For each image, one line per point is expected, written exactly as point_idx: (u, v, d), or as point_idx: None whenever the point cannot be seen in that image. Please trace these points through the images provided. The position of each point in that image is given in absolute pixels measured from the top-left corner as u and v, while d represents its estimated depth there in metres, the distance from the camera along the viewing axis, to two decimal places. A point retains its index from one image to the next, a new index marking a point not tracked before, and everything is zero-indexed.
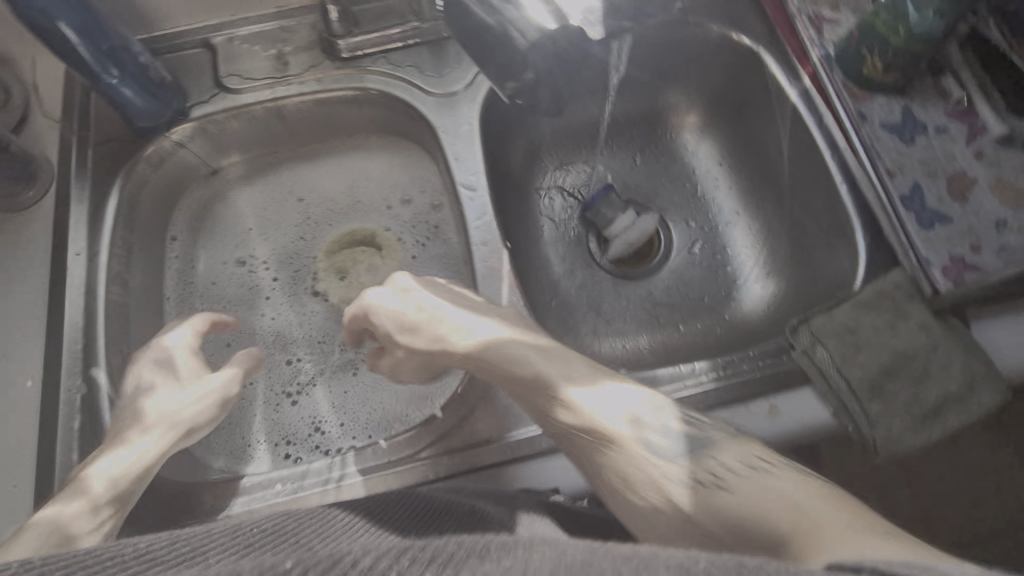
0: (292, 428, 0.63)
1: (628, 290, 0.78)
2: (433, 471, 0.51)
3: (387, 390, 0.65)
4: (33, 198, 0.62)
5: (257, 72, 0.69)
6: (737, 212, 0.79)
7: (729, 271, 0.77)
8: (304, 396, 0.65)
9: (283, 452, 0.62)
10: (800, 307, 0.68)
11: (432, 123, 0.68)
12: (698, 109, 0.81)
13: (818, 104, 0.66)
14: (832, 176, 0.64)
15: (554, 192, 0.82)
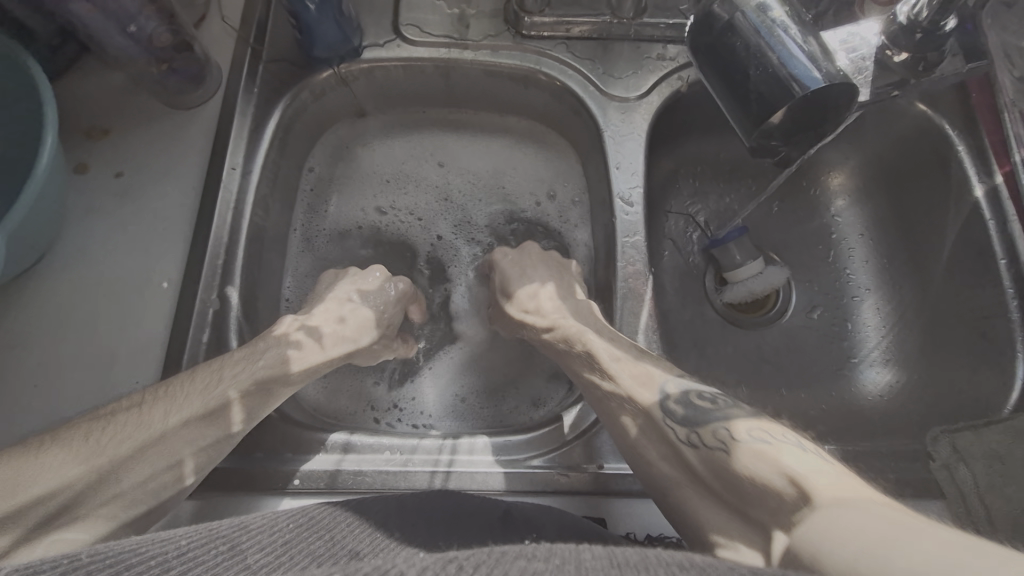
0: (398, 393, 0.65)
1: (735, 337, 0.75)
2: (535, 481, 0.51)
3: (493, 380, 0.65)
4: (200, 101, 0.62)
5: (435, 27, 0.67)
6: (870, 288, 0.75)
7: (845, 348, 0.73)
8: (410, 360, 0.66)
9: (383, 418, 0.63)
10: (923, 409, 0.64)
11: (598, 124, 0.66)
12: (855, 172, 0.76)
13: (1005, 207, 0.61)
14: (1002, 287, 0.60)
15: (683, 218, 0.79)
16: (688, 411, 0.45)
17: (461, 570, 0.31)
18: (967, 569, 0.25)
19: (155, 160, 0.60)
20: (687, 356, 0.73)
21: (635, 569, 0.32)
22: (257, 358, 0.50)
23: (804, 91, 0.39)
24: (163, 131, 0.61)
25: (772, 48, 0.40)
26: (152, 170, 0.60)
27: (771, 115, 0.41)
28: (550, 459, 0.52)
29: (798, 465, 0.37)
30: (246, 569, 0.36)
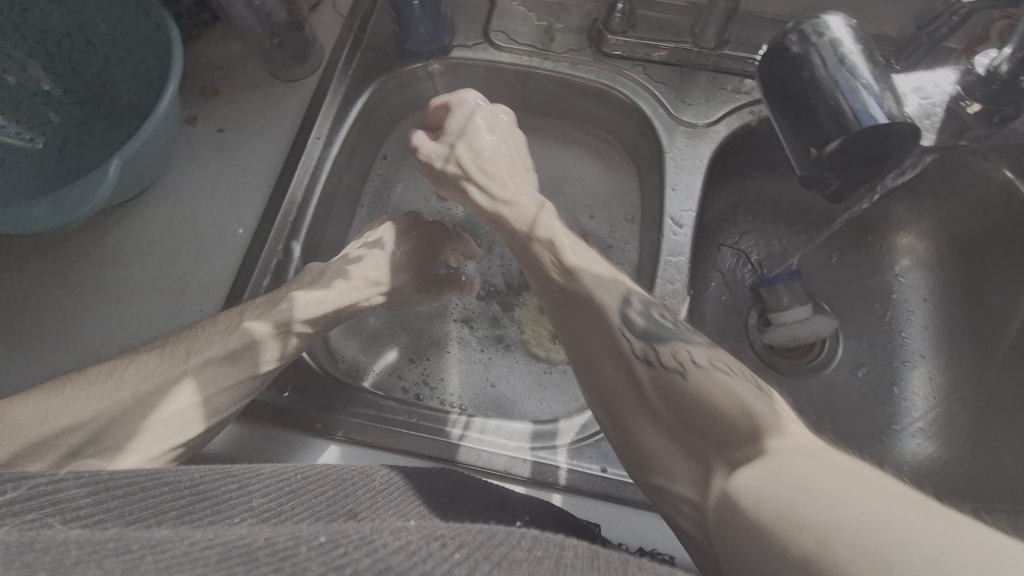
0: (424, 370, 0.67)
1: (771, 380, 0.73)
2: (547, 474, 0.52)
3: (520, 375, 0.66)
4: (301, 76, 0.69)
5: (522, 36, 0.72)
6: (925, 355, 0.71)
7: (888, 412, 0.69)
8: (444, 342, 0.68)
9: (411, 392, 0.65)
10: (964, 489, 0.60)
11: (662, 146, 0.67)
12: (927, 233, 0.74)
13: None
14: None
15: (735, 253, 0.78)
16: (648, 325, 0.47)
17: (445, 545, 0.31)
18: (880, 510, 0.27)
19: (254, 121, 0.67)
20: None
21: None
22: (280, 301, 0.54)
23: (861, 126, 0.41)
24: (265, 98, 0.68)
25: (834, 82, 0.42)
26: (250, 130, 0.67)
27: (830, 144, 0.43)
28: (563, 455, 0.52)
29: (755, 401, 0.39)
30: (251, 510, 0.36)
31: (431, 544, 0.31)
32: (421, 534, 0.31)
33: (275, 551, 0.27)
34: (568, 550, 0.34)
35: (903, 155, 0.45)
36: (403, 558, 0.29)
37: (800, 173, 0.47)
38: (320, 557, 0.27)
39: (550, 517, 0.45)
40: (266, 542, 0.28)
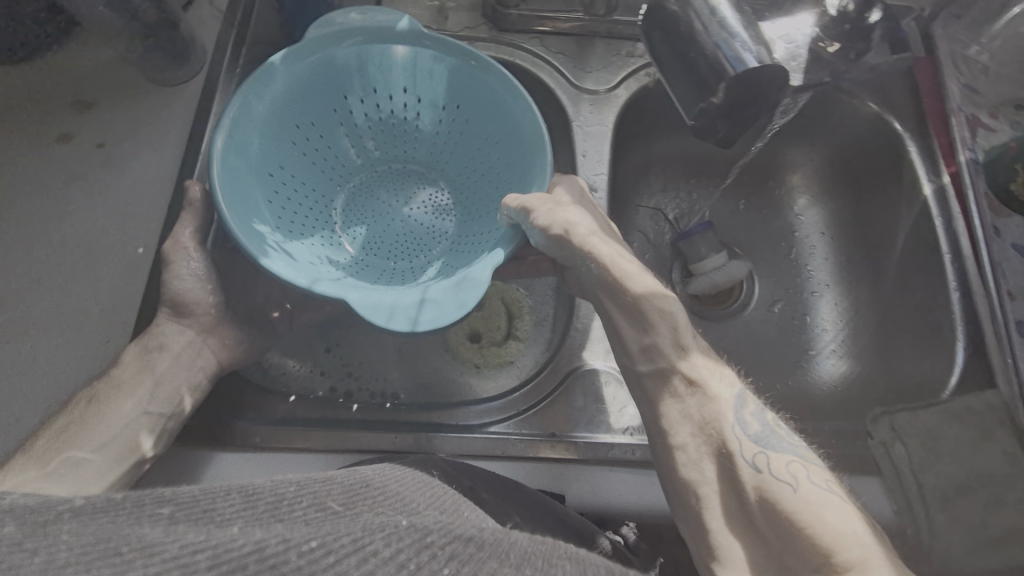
0: (349, 361, 0.64)
1: (699, 328, 0.77)
2: (501, 444, 0.55)
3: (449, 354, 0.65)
4: (184, 78, 0.64)
5: (417, 18, 0.70)
6: (828, 284, 0.77)
7: (804, 340, 0.75)
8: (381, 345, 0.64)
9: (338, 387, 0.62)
10: (867, 397, 0.67)
11: (568, 114, 0.68)
12: (816, 172, 0.80)
13: (951, 204, 0.64)
14: (946, 281, 0.62)
15: (653, 213, 0.82)
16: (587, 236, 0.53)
17: (435, 557, 0.32)
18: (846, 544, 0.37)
19: (140, 132, 0.63)
20: None
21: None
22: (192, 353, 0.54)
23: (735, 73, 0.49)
24: (150, 106, 0.64)
25: (710, 36, 0.49)
26: (138, 141, 0.63)
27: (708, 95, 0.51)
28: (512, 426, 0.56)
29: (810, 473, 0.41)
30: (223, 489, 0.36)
31: (420, 555, 0.32)
32: (413, 540, 0.33)
33: (264, 557, 0.28)
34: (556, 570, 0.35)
35: (771, 80, 0.50)
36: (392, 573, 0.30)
37: (691, 122, 0.54)
38: (312, 564, 0.28)
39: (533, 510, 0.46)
40: (252, 549, 0.28)
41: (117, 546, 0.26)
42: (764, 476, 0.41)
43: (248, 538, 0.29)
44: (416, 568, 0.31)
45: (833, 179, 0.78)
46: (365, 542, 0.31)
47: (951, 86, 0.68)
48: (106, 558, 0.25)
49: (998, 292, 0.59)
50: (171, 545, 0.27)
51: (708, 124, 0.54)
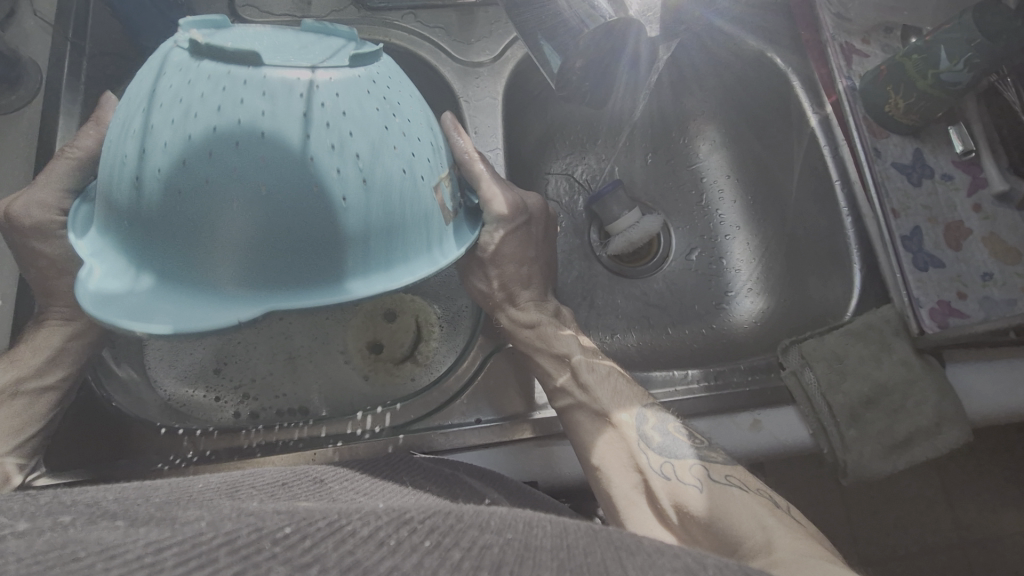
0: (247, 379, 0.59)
1: (622, 287, 0.78)
2: (428, 441, 0.53)
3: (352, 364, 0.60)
4: (19, 103, 0.57)
5: (277, 7, 0.65)
6: (737, 225, 0.79)
7: (722, 282, 0.77)
8: (262, 353, 0.60)
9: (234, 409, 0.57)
10: (783, 329, 0.70)
11: (454, 91, 0.66)
12: (713, 117, 0.81)
13: (835, 133, 0.66)
14: (839, 207, 0.65)
15: (564, 178, 0.81)
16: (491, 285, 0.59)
17: (414, 531, 0.31)
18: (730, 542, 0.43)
19: None
20: (576, 309, 0.76)
21: (582, 550, 0.32)
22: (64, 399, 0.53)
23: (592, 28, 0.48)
24: None
25: None
26: None
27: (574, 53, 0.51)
28: (436, 421, 0.54)
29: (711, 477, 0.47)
30: (214, 484, 0.41)
31: (400, 531, 0.31)
32: (391, 519, 0.32)
33: (237, 549, 0.28)
34: (537, 529, 0.35)
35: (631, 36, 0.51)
36: (371, 551, 0.29)
37: (557, 87, 0.56)
38: (287, 552, 0.28)
39: (501, 485, 0.47)
40: (224, 540, 0.28)
41: (75, 552, 0.26)
42: (683, 490, 0.47)
43: (216, 529, 0.29)
44: (397, 542, 0.30)
45: (729, 122, 0.79)
46: (341, 524, 0.31)
47: (824, 16, 0.69)
48: (66, 563, 0.26)
49: (884, 212, 0.61)
50: (138, 542, 0.27)
51: (573, 87, 0.56)
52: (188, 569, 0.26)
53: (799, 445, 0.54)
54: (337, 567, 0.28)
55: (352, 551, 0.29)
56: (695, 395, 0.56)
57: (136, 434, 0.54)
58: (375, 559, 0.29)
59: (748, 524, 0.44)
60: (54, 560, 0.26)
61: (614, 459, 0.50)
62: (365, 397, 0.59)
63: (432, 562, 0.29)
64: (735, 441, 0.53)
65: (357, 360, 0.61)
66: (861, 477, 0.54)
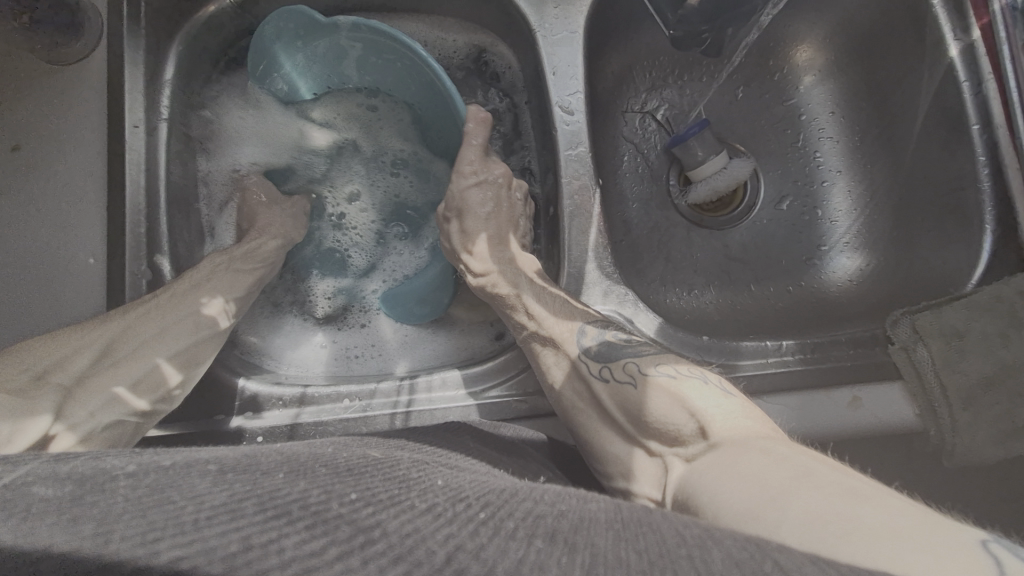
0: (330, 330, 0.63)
1: (701, 238, 0.72)
2: (503, 407, 0.53)
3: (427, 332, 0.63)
4: (83, 52, 0.55)
5: None
6: (839, 170, 0.70)
7: (815, 234, 0.70)
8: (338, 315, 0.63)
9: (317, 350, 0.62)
10: (890, 292, 0.63)
11: (530, 26, 0.58)
12: (823, 39, 0.69)
13: (981, 65, 0.55)
14: (974, 155, 0.56)
15: (642, 117, 0.74)
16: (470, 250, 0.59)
17: (470, 505, 0.29)
18: (761, 512, 0.29)
19: (53, 126, 0.56)
20: (653, 263, 0.71)
21: (640, 522, 0.28)
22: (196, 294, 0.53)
23: None
24: (54, 93, 0.56)
25: None
26: (52, 137, 0.55)
27: None
28: (501, 390, 0.54)
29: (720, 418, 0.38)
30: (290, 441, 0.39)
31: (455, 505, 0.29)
32: (447, 496, 0.30)
33: (307, 506, 0.27)
34: (590, 503, 0.31)
35: None
36: (426, 519, 0.27)
37: None
38: (351, 511, 0.27)
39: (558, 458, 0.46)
40: (297, 496, 0.27)
41: (107, 535, 0.25)
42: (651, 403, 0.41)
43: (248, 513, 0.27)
44: (453, 514, 0.28)
45: (843, 49, 0.68)
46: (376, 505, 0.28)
47: None
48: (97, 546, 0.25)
49: None
50: (171, 498, 0.27)
51: None
52: (269, 518, 0.26)
53: (903, 424, 0.49)
54: (397, 533, 0.26)
55: (412, 519, 0.27)
56: (789, 368, 0.53)
57: (214, 395, 0.55)
58: (432, 529, 0.26)
59: (677, 408, 0.40)
60: (94, 537, 0.25)
61: (569, 398, 0.47)
62: (439, 356, 0.61)
63: (487, 530, 0.27)
64: (830, 418, 0.50)
65: (429, 323, 0.63)
66: (966, 463, 0.50)
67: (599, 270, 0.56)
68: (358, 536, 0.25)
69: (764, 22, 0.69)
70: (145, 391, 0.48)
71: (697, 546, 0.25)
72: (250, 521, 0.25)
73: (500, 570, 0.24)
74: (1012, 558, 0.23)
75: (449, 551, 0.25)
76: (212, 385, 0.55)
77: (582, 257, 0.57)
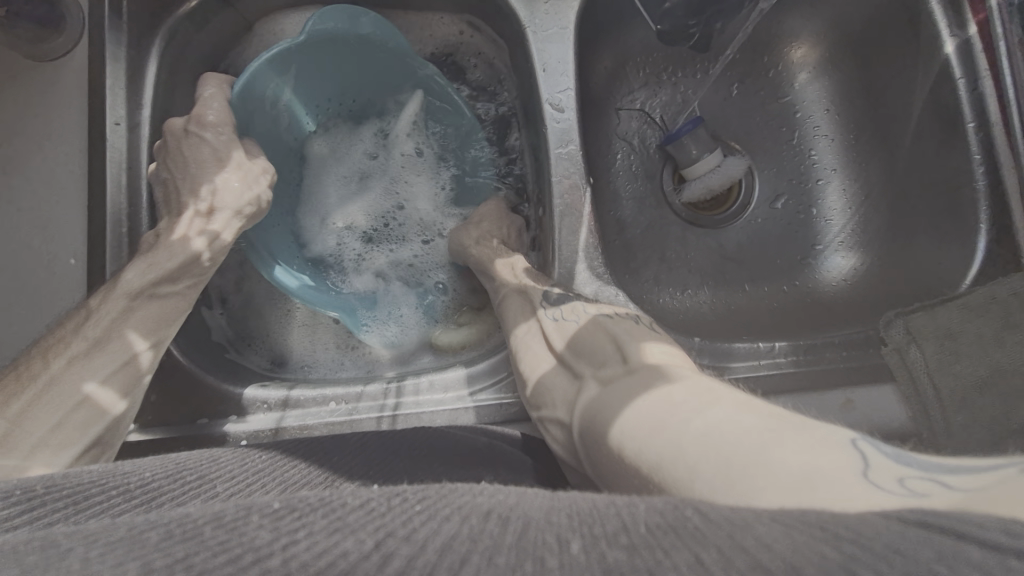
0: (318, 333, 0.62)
1: (695, 237, 0.72)
2: (492, 410, 0.52)
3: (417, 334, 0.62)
4: (63, 47, 0.55)
5: None
6: (834, 168, 0.69)
7: (810, 233, 0.69)
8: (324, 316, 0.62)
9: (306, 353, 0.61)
10: (885, 292, 0.62)
11: (520, 21, 0.57)
12: (818, 35, 0.68)
13: (977, 61, 0.54)
14: (969, 153, 0.55)
15: (636, 114, 0.73)
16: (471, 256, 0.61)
17: (406, 499, 0.28)
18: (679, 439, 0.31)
19: (30, 124, 0.54)
20: (646, 262, 0.70)
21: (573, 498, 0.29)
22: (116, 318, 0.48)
23: None
24: (32, 89, 0.54)
25: None
26: (30, 135, 0.54)
27: None
28: (490, 393, 0.53)
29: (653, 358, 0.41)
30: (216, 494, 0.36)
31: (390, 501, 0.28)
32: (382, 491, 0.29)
33: (223, 525, 0.26)
34: (534, 492, 0.31)
35: None
36: (361, 514, 0.26)
37: None
38: (271, 521, 0.26)
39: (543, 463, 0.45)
40: (207, 519, 0.26)
41: (64, 554, 0.24)
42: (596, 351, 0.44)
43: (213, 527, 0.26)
44: (389, 507, 0.27)
45: (838, 45, 0.67)
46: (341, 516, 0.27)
47: None
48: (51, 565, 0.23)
49: None
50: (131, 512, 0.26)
51: None
52: (173, 541, 0.24)
53: (897, 427, 0.49)
54: (322, 527, 0.25)
55: (343, 517, 0.26)
56: (781, 370, 0.53)
57: (199, 398, 0.54)
58: (364, 520, 0.26)
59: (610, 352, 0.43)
60: (41, 557, 0.24)
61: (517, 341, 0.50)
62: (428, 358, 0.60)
63: (420, 521, 0.26)
64: (822, 421, 0.49)
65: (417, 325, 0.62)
66: None
67: (590, 270, 0.55)
68: (278, 539, 0.24)
69: (755, 19, 0.68)
70: (107, 398, 0.47)
71: (627, 506, 0.26)
72: (153, 549, 0.24)
73: (429, 551, 0.23)
74: (874, 454, 0.27)
75: (376, 539, 0.24)
76: (197, 388, 0.54)
77: (573, 257, 0.56)
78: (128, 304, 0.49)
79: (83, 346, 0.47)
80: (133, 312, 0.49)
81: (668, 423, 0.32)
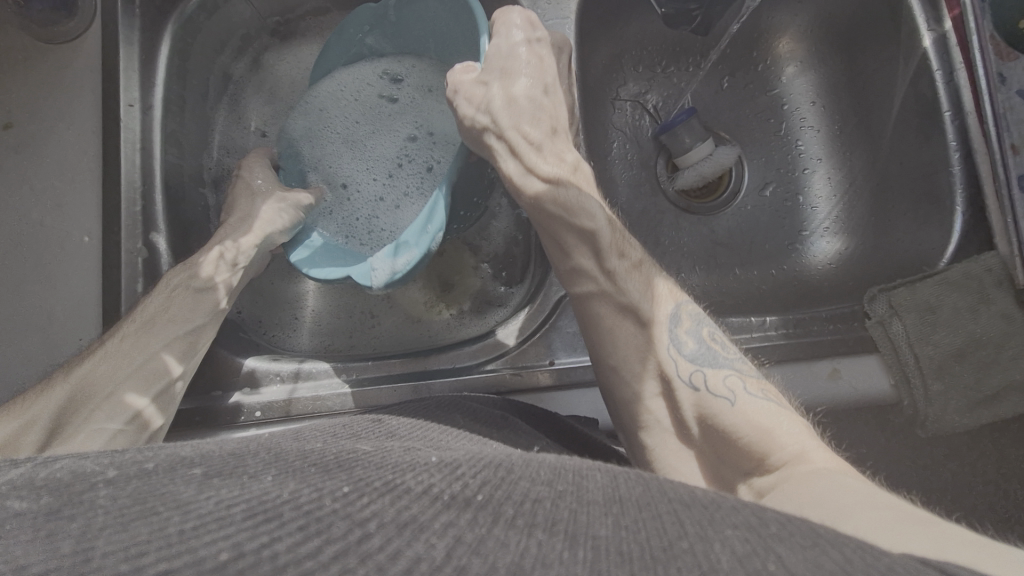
0: (325, 311, 0.63)
1: (691, 224, 0.74)
2: (499, 381, 0.54)
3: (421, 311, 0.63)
4: (77, 30, 0.56)
5: None
6: (819, 157, 0.73)
7: (798, 219, 0.72)
8: (327, 295, 0.64)
9: (311, 331, 0.63)
10: (868, 272, 0.66)
11: (523, 11, 0.60)
12: (802, 30, 0.72)
13: (953, 55, 0.58)
14: (946, 141, 0.59)
15: (631, 104, 0.75)
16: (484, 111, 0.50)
17: (467, 486, 0.28)
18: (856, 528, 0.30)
19: (48, 106, 0.55)
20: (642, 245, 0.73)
21: (639, 504, 0.28)
22: (170, 303, 0.51)
23: None
24: (48, 72, 0.56)
25: None
26: (46, 117, 0.55)
27: None
28: (495, 364, 0.55)
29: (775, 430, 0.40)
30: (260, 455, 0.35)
31: (454, 486, 0.27)
32: (443, 475, 0.28)
33: (300, 506, 0.25)
34: (587, 479, 0.30)
35: None
36: (427, 505, 0.26)
37: None
38: (346, 506, 0.25)
39: (552, 428, 0.47)
40: (289, 498, 0.25)
41: (124, 519, 0.24)
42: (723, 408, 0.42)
43: (267, 487, 0.26)
44: (452, 497, 0.26)
45: (822, 39, 0.71)
46: (396, 481, 0.27)
47: None
48: (116, 532, 0.23)
49: (1001, 148, 0.55)
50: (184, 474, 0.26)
51: None
52: (256, 524, 0.24)
53: (881, 395, 0.52)
54: (394, 523, 0.24)
55: (409, 506, 0.25)
56: (772, 343, 0.56)
57: (214, 370, 0.56)
58: (431, 515, 0.25)
59: (757, 428, 0.40)
60: (104, 528, 0.24)
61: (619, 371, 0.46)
62: (433, 335, 0.62)
63: (486, 517, 0.25)
64: (811, 389, 0.52)
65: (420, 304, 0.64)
66: (939, 430, 0.53)
67: None
68: (353, 531, 0.24)
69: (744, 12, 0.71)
70: (145, 379, 0.48)
71: (699, 540, 0.24)
72: (212, 510, 0.24)
73: (502, 568, 0.22)
74: None
75: (448, 545, 0.23)
76: (211, 363, 0.56)
77: None
78: (168, 295, 0.52)
79: (133, 326, 0.50)
80: (174, 301, 0.52)
81: (845, 513, 0.31)
